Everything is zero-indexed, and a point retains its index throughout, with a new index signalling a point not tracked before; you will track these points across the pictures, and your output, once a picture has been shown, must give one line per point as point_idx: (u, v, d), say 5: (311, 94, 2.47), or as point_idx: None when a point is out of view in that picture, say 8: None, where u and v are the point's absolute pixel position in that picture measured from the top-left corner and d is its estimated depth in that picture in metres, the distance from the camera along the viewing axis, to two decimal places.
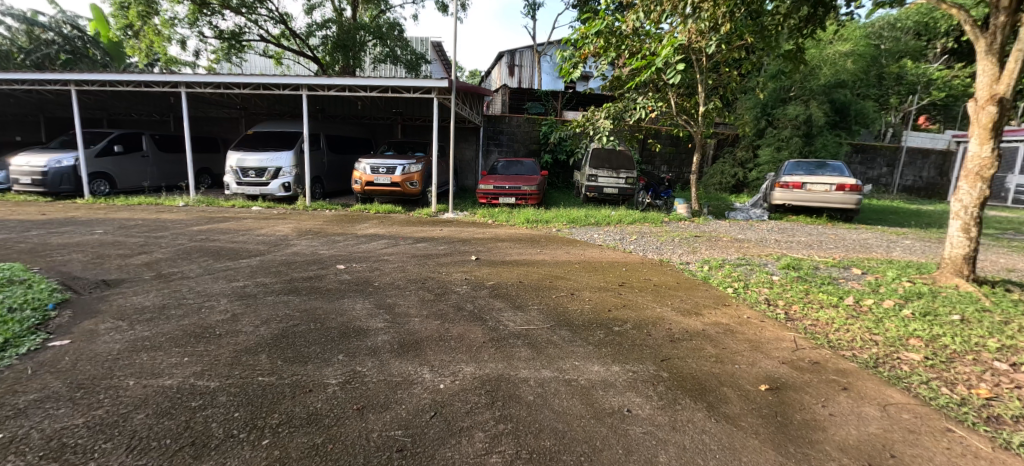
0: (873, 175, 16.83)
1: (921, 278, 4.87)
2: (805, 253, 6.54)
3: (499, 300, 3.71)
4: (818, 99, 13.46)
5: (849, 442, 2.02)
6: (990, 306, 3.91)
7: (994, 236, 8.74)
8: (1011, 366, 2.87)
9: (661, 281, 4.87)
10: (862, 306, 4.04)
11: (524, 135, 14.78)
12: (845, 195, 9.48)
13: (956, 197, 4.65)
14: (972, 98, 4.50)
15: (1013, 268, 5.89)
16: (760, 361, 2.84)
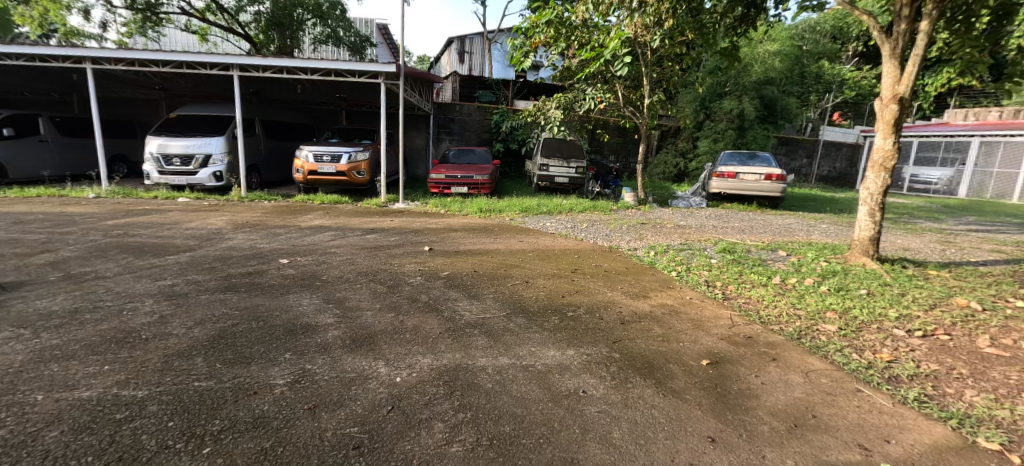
0: (796, 166, 18.44)
1: (835, 258, 5.43)
2: (739, 237, 7.06)
3: (454, 290, 3.68)
4: (749, 95, 14.46)
5: (779, 406, 2.23)
6: (890, 281, 4.45)
7: (893, 219, 9.91)
8: (906, 333, 3.31)
9: (610, 266, 5.06)
10: (787, 284, 4.44)
11: (475, 124, 14.62)
12: (773, 184, 10.29)
13: (863, 186, 5.20)
14: (878, 97, 5.02)
15: (907, 247, 6.72)
16: (700, 338, 3.05)
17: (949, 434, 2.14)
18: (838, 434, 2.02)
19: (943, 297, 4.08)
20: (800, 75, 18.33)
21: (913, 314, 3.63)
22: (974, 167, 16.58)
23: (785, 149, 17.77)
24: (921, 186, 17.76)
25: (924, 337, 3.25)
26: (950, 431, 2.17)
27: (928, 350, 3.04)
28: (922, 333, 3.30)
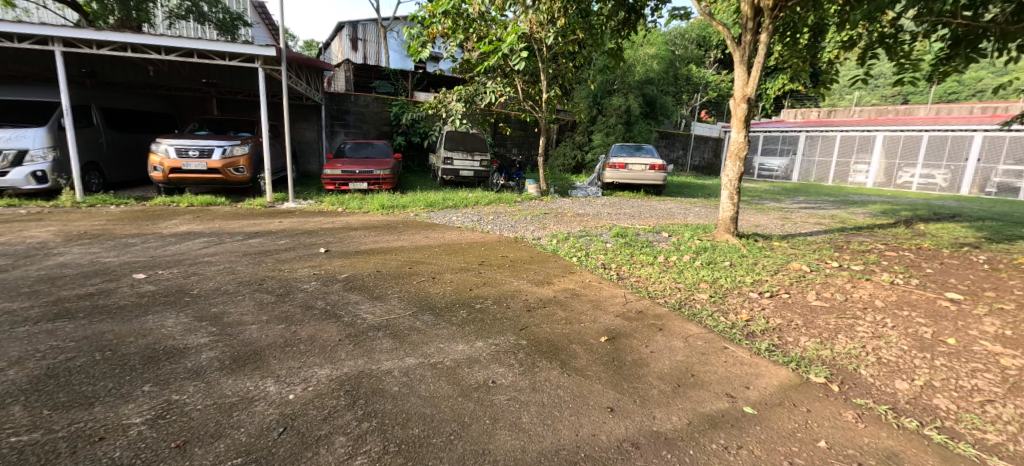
0: (675, 157, 20.73)
1: (706, 237, 6.22)
2: (629, 222, 7.72)
3: (355, 293, 3.46)
4: (634, 93, 15.86)
5: (665, 370, 2.50)
6: (747, 253, 5.24)
7: (749, 201, 11.68)
8: (759, 295, 3.94)
9: (516, 256, 5.19)
10: (670, 261, 4.98)
11: (372, 116, 13.84)
12: (656, 173, 11.42)
13: (725, 173, 6.01)
14: (732, 96, 5.80)
15: (759, 224, 7.97)
16: (599, 317, 3.28)
17: (791, 375, 2.60)
18: (711, 388, 2.34)
19: (785, 263, 4.92)
20: (675, 76, 20.60)
21: (764, 279, 4.33)
22: (802, 156, 20.73)
23: (666, 142, 19.89)
24: (766, 173, 22.00)
25: (771, 298, 3.90)
26: (792, 372, 2.65)
27: (775, 308, 3.66)
28: (770, 294, 3.96)
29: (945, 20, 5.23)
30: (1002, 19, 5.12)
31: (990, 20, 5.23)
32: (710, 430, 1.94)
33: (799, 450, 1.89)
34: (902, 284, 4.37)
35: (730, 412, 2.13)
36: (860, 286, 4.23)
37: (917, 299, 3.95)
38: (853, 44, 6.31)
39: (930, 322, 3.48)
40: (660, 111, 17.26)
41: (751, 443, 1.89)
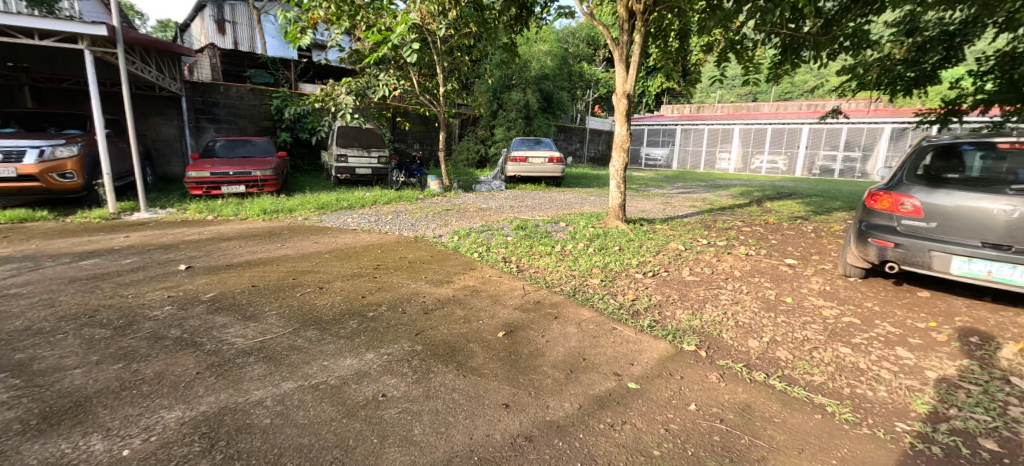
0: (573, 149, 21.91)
1: (599, 224, 6.64)
2: (530, 214, 7.94)
3: (222, 315, 3.02)
4: (531, 88, 16.34)
5: (559, 358, 2.60)
6: (633, 237, 5.71)
7: (637, 189, 12.80)
8: (643, 276, 4.31)
9: (415, 257, 5.00)
10: (566, 250, 5.21)
11: (247, 109, 12.30)
12: (554, 166, 11.91)
13: (612, 164, 6.45)
14: (614, 92, 6.26)
15: (644, 209, 8.74)
16: (498, 312, 3.30)
17: (668, 347, 2.88)
18: (600, 370, 2.49)
19: (664, 244, 5.45)
20: (569, 73, 21.71)
21: (647, 260, 4.75)
22: (680, 146, 23.67)
23: (564, 136, 20.93)
24: (652, 164, 24.61)
25: (653, 277, 4.29)
26: (669, 344, 2.94)
27: (656, 286, 4.03)
28: (652, 274, 4.36)
29: (779, 29, 6.26)
30: (816, 31, 6.24)
31: (807, 31, 6.34)
32: (598, 411, 2.07)
33: (673, 417, 2.10)
34: (754, 255, 5.12)
35: (616, 390, 2.29)
36: (724, 259, 4.86)
37: (765, 267, 4.66)
38: (711, 48, 7.21)
39: (774, 286, 4.13)
40: (556, 106, 18.03)
41: (634, 418, 2.05)
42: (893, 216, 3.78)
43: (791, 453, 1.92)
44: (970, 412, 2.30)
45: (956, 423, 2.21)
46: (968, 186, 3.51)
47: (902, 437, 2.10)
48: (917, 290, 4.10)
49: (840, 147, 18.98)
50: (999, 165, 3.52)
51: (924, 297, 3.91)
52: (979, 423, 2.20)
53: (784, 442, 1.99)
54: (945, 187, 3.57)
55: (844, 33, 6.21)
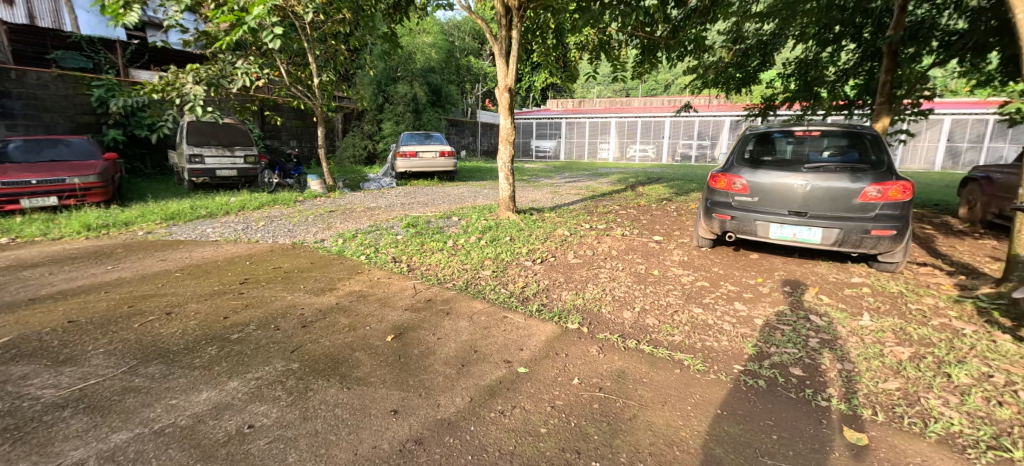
0: (466, 143, 22.18)
1: (491, 216, 6.74)
2: (422, 210, 7.74)
3: (22, 363, 2.39)
4: (418, 81, 15.86)
5: (451, 354, 2.60)
6: (524, 227, 5.92)
7: (528, 180, 13.30)
8: (532, 263, 4.49)
9: (292, 266, 4.54)
10: (458, 245, 5.17)
11: (55, 101, 9.87)
12: (446, 160, 11.74)
13: (499, 157, 6.58)
14: (496, 87, 6.38)
15: (535, 199, 9.11)
16: (386, 315, 3.16)
17: (555, 328, 3.06)
18: (491, 360, 2.56)
19: (552, 231, 5.75)
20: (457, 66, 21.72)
21: (536, 248, 4.96)
22: (565, 139, 25.21)
23: (456, 129, 21.18)
24: (542, 155, 25.83)
25: (542, 263, 4.50)
26: (555, 325, 3.12)
27: (544, 272, 4.23)
28: (540, 260, 4.57)
29: (639, 32, 6.96)
30: (667, 35, 7.06)
31: (660, 35, 7.14)
32: (489, 401, 2.13)
33: (559, 394, 2.25)
34: (629, 235, 5.69)
35: (507, 377, 2.38)
36: (603, 241, 5.31)
37: (637, 245, 5.20)
38: (584, 46, 7.51)
39: (645, 261, 4.63)
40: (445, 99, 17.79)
41: (523, 401, 2.15)
42: (730, 193, 4.49)
43: (656, 408, 2.19)
44: (784, 348, 2.86)
45: (774, 359, 2.75)
46: (779, 165, 4.32)
47: (738, 377, 2.54)
48: (750, 253, 4.96)
49: (694, 136, 22.05)
50: (800, 148, 4.41)
51: (754, 259, 4.75)
52: (790, 356, 2.76)
53: (651, 398, 2.27)
54: (764, 167, 4.35)
55: (688, 38, 7.08)
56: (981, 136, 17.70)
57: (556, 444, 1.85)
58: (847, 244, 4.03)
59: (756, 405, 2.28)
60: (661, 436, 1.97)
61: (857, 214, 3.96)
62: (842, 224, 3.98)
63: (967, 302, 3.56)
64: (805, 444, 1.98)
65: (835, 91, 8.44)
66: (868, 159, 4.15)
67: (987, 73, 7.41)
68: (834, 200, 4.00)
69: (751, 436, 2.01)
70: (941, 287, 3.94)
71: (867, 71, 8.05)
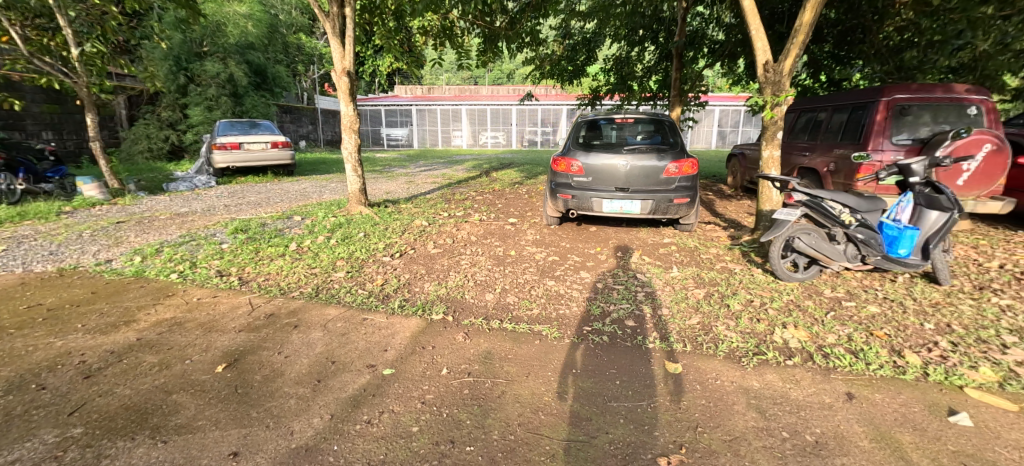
0: (303, 132, 20.09)
1: (340, 212, 6.17)
2: (254, 212, 6.62)
3: None
4: (234, 59, 13.51)
5: (303, 372, 2.33)
6: (379, 221, 5.59)
7: (380, 171, 12.61)
8: (390, 258, 4.28)
9: (61, 300, 3.42)
10: (303, 248, 4.54)
11: None
12: (280, 151, 10.28)
13: (344, 146, 6.04)
14: (332, 69, 5.78)
15: (389, 190, 8.67)
16: (215, 342, 2.66)
17: (419, 322, 2.99)
18: (352, 368, 2.38)
19: (409, 223, 5.56)
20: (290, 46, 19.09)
21: (394, 242, 4.74)
22: (417, 126, 24.55)
23: (291, 117, 19.11)
24: (394, 143, 24.72)
25: (401, 257, 4.33)
26: (419, 319, 3.05)
27: (404, 266, 4.08)
28: (399, 255, 4.38)
29: (480, 20, 7.08)
30: (505, 26, 7.35)
31: (498, 25, 7.37)
32: (353, 413, 1.98)
33: (428, 388, 2.22)
34: (485, 220, 5.85)
35: (371, 383, 2.24)
36: (462, 228, 5.36)
37: (494, 229, 5.39)
38: (427, 32, 7.15)
39: (502, 243, 4.84)
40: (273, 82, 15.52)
41: (391, 404, 2.07)
42: (569, 175, 4.98)
43: (521, 380, 2.32)
44: (620, 305, 3.34)
45: (614, 315, 3.18)
46: (605, 148, 4.94)
47: (587, 337, 2.86)
48: (589, 227, 5.61)
49: (539, 123, 23.82)
50: (621, 133, 5.09)
51: (593, 231, 5.38)
52: (624, 311, 3.24)
53: (516, 372, 2.40)
54: (594, 150, 4.93)
55: (524, 30, 7.50)
56: (738, 123, 23.19)
57: (430, 439, 1.83)
58: (658, 213, 4.85)
59: (601, 358, 2.61)
60: (527, 405, 2.11)
61: (663, 187, 4.79)
62: (654, 196, 4.77)
63: (735, 248, 4.65)
64: (639, 383, 2.35)
65: (643, 85, 10.00)
66: (668, 141, 5.04)
67: (738, 74, 9.69)
68: (646, 176, 4.77)
69: (600, 386, 2.30)
70: (720, 239, 5.07)
71: (664, 69, 9.75)
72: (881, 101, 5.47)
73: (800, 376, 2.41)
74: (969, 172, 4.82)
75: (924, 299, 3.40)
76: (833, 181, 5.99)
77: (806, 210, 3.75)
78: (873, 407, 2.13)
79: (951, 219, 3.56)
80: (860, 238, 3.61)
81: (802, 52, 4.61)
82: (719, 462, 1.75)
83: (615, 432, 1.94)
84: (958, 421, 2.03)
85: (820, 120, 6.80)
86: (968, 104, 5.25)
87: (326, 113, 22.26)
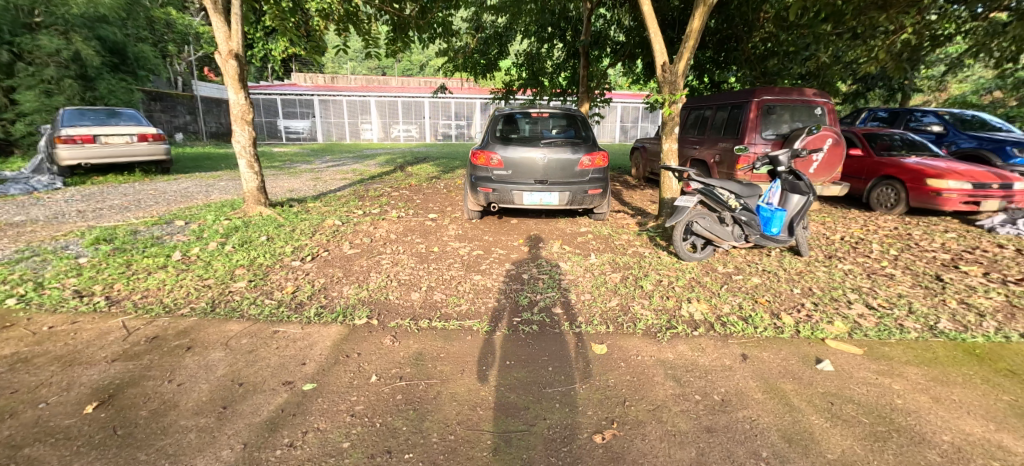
0: (180, 123, 17.53)
1: (235, 214, 5.46)
2: (121, 217, 5.58)
3: None
4: (81, 34, 11.26)
5: (204, 400, 2.02)
6: (284, 222, 5.06)
7: (279, 166, 11.44)
8: (301, 263, 3.90)
9: None
10: (190, 257, 3.93)
11: None
12: (151, 145, 8.80)
13: (236, 139, 5.36)
14: (217, 51, 5.07)
15: (292, 188, 7.90)
16: (80, 377, 2.19)
17: (340, 329, 2.77)
18: (265, 388, 2.12)
19: (320, 223, 5.11)
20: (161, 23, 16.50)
21: (303, 245, 4.32)
22: (320, 118, 22.73)
23: (163, 105, 16.56)
24: (293, 137, 22.62)
25: (313, 261, 3.96)
26: (339, 325, 2.82)
27: (317, 270, 3.75)
28: (311, 258, 4.01)
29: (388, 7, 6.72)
30: (416, 15, 7.11)
31: (409, 14, 7.12)
32: (270, 438, 1.77)
33: (357, 398, 2.06)
34: (404, 216, 5.60)
35: (289, 402, 2.02)
36: (379, 226, 5.07)
37: (415, 225, 5.19)
38: (329, 15, 6.47)
39: (424, 240, 4.68)
40: (135, 63, 13.19)
41: (315, 421, 1.88)
42: (489, 169, 4.96)
43: (456, 378, 2.26)
44: (546, 294, 3.42)
45: (541, 304, 3.25)
46: (523, 142, 5.01)
47: (517, 328, 2.89)
48: (510, 219, 5.66)
49: (452, 117, 23.50)
50: (536, 127, 5.20)
51: (514, 224, 5.44)
52: (550, 299, 3.32)
53: (450, 371, 2.33)
54: (512, 144, 4.97)
55: (436, 21, 7.34)
56: (637, 119, 25.14)
57: (363, 452, 1.69)
58: (575, 203, 5.06)
59: (533, 346, 2.65)
60: (465, 403, 2.06)
61: (578, 179, 5.01)
62: (570, 188, 4.96)
63: (643, 234, 5.03)
64: (571, 367, 2.43)
65: (553, 81, 10.33)
66: (581, 135, 5.26)
67: (637, 74, 10.47)
68: (563, 169, 4.93)
69: (534, 374, 2.33)
70: (629, 226, 5.45)
71: (572, 66, 10.17)
72: (752, 101, 6.29)
73: (705, 344, 2.68)
74: (818, 162, 5.75)
75: (792, 269, 4.00)
76: (718, 171, 6.76)
77: (701, 197, 4.16)
78: (764, 364, 2.45)
79: (807, 201, 4.23)
80: (744, 219, 4.11)
81: (692, 55, 5.07)
82: (647, 431, 1.88)
83: (552, 417, 1.97)
84: (823, 368, 2.41)
85: (705, 117, 7.61)
86: (816, 105, 6.26)
87: (208, 101, 19.58)
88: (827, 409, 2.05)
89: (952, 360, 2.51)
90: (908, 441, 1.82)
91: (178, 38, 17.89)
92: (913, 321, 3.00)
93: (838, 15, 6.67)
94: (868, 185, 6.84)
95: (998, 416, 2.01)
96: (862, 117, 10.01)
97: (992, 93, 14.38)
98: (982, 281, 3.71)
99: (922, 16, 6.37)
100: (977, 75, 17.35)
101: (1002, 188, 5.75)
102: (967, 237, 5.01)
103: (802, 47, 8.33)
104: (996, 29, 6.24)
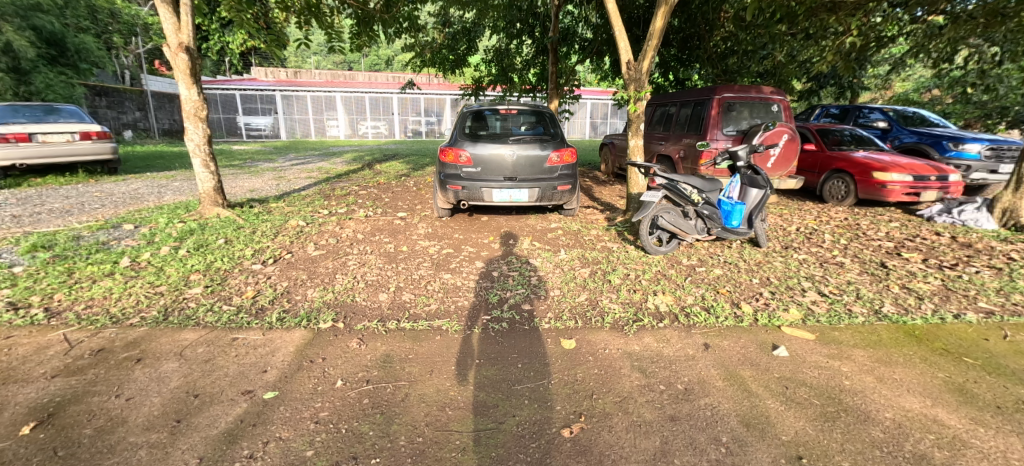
0: (129, 120, 16.60)
1: (189, 216, 5.19)
2: (61, 222, 5.20)
3: None
4: (13, 23, 10.38)
5: (154, 415, 1.91)
6: (243, 224, 4.86)
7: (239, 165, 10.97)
8: (262, 266, 3.76)
9: None
10: (140, 263, 3.70)
11: None
12: (95, 143, 8.28)
13: (188, 138, 5.08)
14: (164, 44, 4.75)
15: (254, 188, 7.57)
16: (15, 396, 2.03)
17: (304, 333, 2.69)
18: (222, 399, 2.04)
19: (282, 224, 4.93)
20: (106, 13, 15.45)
21: (264, 247, 4.16)
22: (284, 115, 21.99)
23: (108, 101, 15.58)
24: (255, 133, 21.83)
25: (275, 264, 3.82)
26: (304, 330, 2.74)
27: (279, 273, 3.62)
28: (273, 261, 3.87)
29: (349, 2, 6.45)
30: (380, 8, 6.97)
31: (373, 7, 6.93)
32: (228, 451, 1.70)
33: (321, 405, 2.00)
34: (372, 216, 5.49)
35: (249, 412, 1.94)
36: (346, 226, 4.93)
37: (383, 225, 5.08)
38: (289, 7, 5.96)
39: (392, 239, 4.60)
40: (75, 56, 12.33)
41: (277, 431, 1.82)
42: (457, 166, 4.92)
43: (425, 379, 2.24)
44: (515, 291, 3.43)
45: (511, 301, 3.26)
46: (491, 139, 4.99)
47: (486, 326, 2.89)
48: (481, 217, 5.63)
49: (422, 113, 23.18)
50: (504, 124, 5.19)
51: (484, 221, 5.42)
52: (520, 296, 3.33)
53: (418, 372, 2.30)
54: (481, 141, 4.94)
55: (401, 15, 7.25)
56: (606, 115, 25.51)
57: (329, 460, 1.65)
58: (544, 200, 5.08)
59: (502, 344, 2.65)
60: (433, 404, 2.04)
61: (547, 175, 5.02)
62: (540, 184, 4.97)
63: (612, 229, 5.12)
64: (540, 362, 2.45)
65: (523, 77, 10.35)
66: (549, 132, 5.28)
67: (605, 71, 10.62)
68: (532, 165, 4.94)
69: (503, 371, 2.34)
70: (598, 221, 5.53)
71: (541, 63, 10.18)
72: (714, 98, 6.49)
73: (669, 335, 2.76)
74: (775, 157, 6.00)
75: (750, 260, 4.17)
76: (683, 166, 6.94)
77: (666, 192, 4.28)
78: (724, 352, 2.54)
79: (765, 195, 4.38)
80: (706, 213, 4.22)
81: (656, 54, 5.14)
82: (613, 423, 1.91)
83: (522, 413, 1.98)
84: (778, 354, 2.52)
85: (670, 113, 7.78)
86: (773, 102, 6.51)
87: (159, 96, 18.50)
88: (782, 393, 2.15)
89: (894, 342, 2.68)
90: (855, 420, 1.93)
91: (123, 29, 16.70)
92: (860, 306, 3.19)
93: (792, 16, 6.93)
94: (821, 178, 7.18)
95: (934, 392, 2.17)
96: (815, 113, 10.49)
97: (930, 90, 15.39)
98: (920, 266, 3.98)
99: (867, 18, 6.70)
100: (918, 75, 18.53)
101: (939, 180, 6.18)
102: (909, 226, 5.36)
103: (760, 46, 8.65)
104: (935, 32, 6.66)
